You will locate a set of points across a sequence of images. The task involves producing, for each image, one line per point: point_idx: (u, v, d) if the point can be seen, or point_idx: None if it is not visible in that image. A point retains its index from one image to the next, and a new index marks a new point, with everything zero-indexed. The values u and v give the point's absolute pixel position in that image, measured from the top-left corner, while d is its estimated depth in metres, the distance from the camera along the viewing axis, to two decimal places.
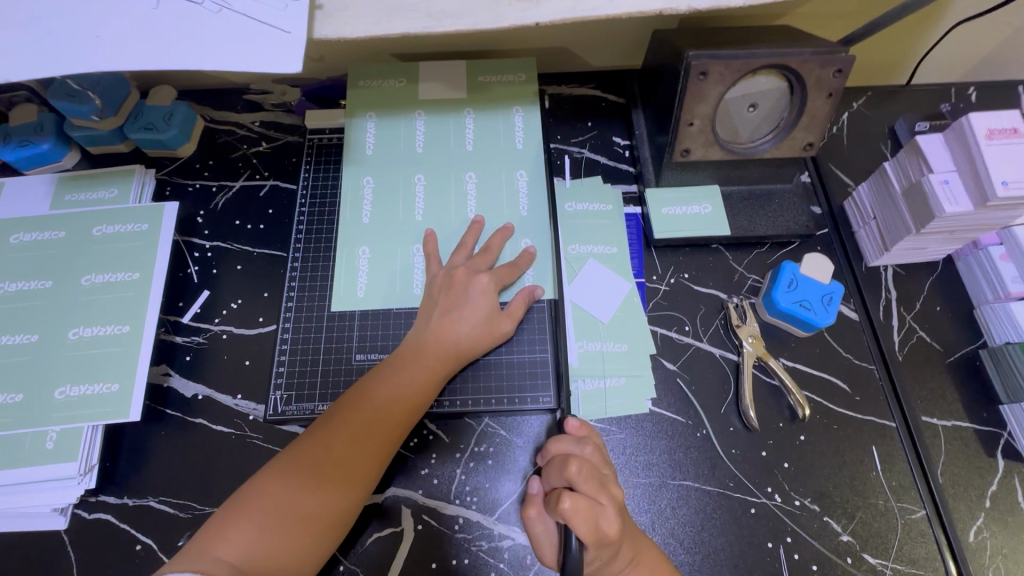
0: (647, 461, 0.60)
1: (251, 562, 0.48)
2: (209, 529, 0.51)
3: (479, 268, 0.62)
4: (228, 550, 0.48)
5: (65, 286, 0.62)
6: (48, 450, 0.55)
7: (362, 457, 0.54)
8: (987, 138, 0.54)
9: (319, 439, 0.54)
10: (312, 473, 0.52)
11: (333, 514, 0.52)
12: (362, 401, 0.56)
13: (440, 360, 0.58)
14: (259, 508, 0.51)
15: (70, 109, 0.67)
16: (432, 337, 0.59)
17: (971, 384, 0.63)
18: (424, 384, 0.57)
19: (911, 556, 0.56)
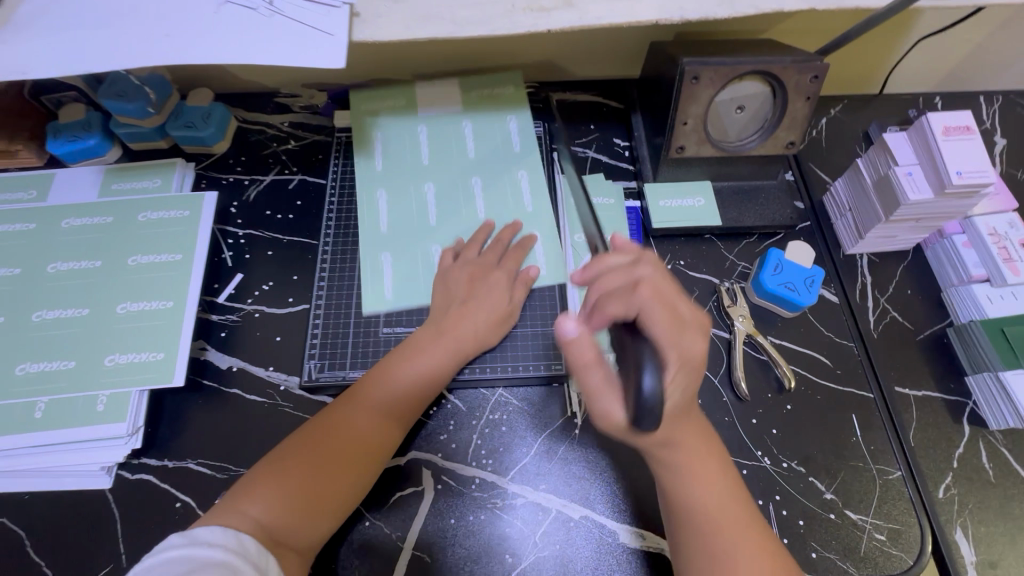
0: None
1: (276, 519, 0.52)
2: (236, 488, 0.54)
3: (492, 264, 0.70)
4: (255, 507, 0.52)
5: (113, 265, 0.67)
6: (99, 411, 0.60)
7: (382, 430, 0.59)
8: (944, 134, 0.62)
9: (344, 413, 0.59)
10: (337, 442, 0.57)
11: (355, 480, 0.57)
12: (384, 379, 0.61)
13: (459, 346, 0.64)
14: (289, 472, 0.55)
15: (118, 108, 0.72)
16: (451, 325, 0.65)
17: (939, 359, 0.69)
18: (442, 367, 0.63)
19: (888, 512, 0.61)
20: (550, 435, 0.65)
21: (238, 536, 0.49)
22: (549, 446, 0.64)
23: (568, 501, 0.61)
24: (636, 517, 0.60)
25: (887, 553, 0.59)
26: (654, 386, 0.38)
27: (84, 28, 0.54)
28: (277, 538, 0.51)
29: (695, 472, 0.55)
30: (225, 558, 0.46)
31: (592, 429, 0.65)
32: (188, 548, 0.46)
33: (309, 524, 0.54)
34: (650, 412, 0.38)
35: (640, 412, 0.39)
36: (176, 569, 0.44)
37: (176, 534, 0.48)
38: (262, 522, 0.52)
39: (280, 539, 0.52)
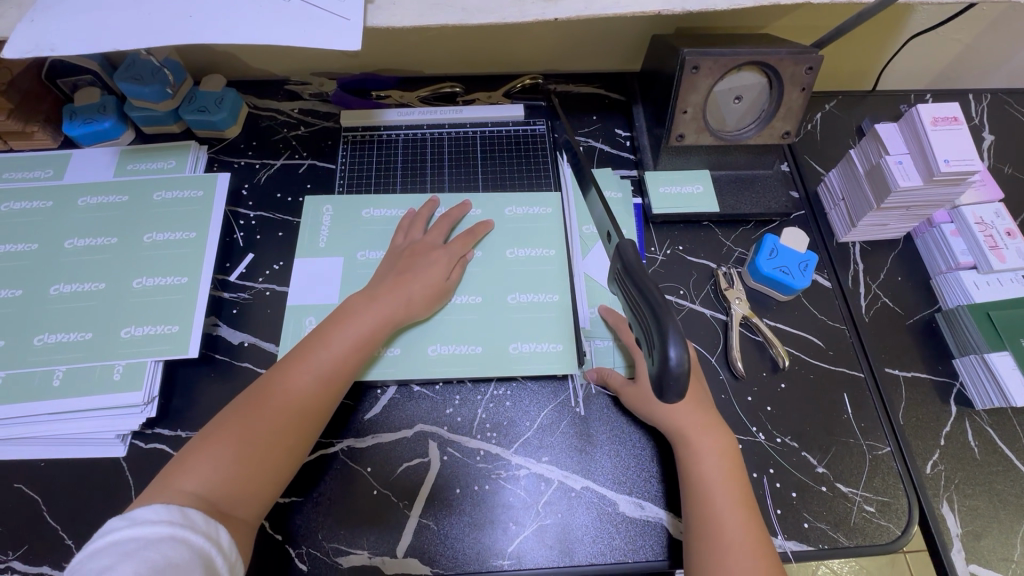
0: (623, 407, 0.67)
1: (215, 492, 0.51)
2: (170, 465, 0.52)
3: (434, 242, 0.71)
4: (192, 482, 0.50)
5: (129, 242, 0.69)
6: (116, 380, 0.62)
7: (315, 399, 0.58)
8: (932, 124, 0.64)
9: (276, 384, 0.57)
10: (273, 408, 0.56)
11: (295, 443, 0.56)
12: (316, 349, 0.60)
13: (388, 313, 0.64)
14: (224, 442, 0.53)
15: (134, 92, 0.75)
16: (378, 295, 0.65)
17: (928, 343, 0.72)
18: (373, 332, 0.63)
19: (877, 486, 0.63)
20: (551, 411, 0.67)
21: (183, 510, 0.47)
22: (551, 421, 0.66)
23: (569, 473, 0.63)
24: (635, 488, 0.63)
25: (875, 524, 0.61)
26: (680, 357, 0.35)
27: (105, 8, 0.55)
28: (220, 508, 0.50)
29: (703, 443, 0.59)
30: (175, 531, 0.45)
31: (592, 404, 0.67)
32: (131, 528, 0.44)
33: (248, 497, 0.52)
34: (674, 383, 0.36)
35: (664, 383, 0.36)
36: (123, 550, 0.43)
37: (119, 516, 0.46)
38: (199, 496, 0.50)
39: (223, 513, 0.50)
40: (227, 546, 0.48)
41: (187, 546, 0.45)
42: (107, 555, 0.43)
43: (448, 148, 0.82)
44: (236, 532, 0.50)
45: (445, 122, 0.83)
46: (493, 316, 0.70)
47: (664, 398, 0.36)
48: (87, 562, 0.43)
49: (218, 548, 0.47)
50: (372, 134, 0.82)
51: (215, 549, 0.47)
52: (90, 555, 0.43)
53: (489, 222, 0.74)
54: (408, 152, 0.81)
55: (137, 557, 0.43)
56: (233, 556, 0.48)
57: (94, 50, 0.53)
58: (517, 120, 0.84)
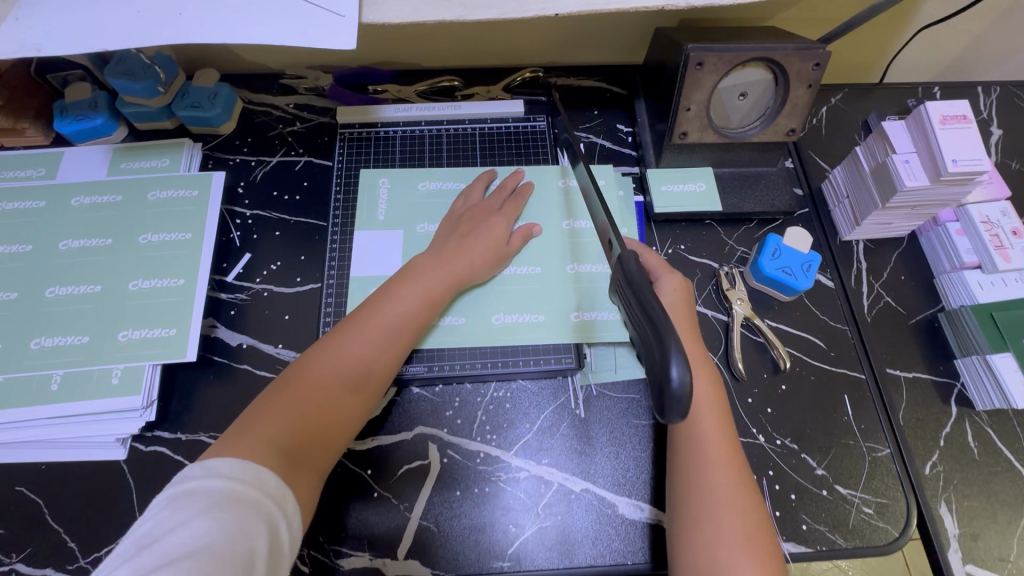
0: (621, 410, 0.67)
1: (290, 445, 0.54)
2: (250, 413, 0.56)
3: (491, 208, 0.73)
4: (271, 432, 0.53)
5: (124, 243, 0.68)
6: (114, 384, 0.61)
7: (380, 358, 0.61)
8: (941, 122, 0.63)
9: (347, 340, 0.60)
10: (344, 362, 0.59)
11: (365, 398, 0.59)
12: (382, 310, 0.63)
13: (450, 276, 0.66)
14: (301, 393, 0.57)
15: (125, 87, 0.73)
16: (440, 258, 0.67)
17: (930, 343, 0.71)
18: (435, 295, 0.65)
19: (876, 487, 0.64)
20: (552, 413, 0.67)
21: (256, 469, 0.50)
22: (551, 423, 0.66)
23: (569, 474, 0.64)
24: (634, 490, 0.63)
25: (874, 526, 0.62)
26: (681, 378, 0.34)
27: (91, 6, 0.53)
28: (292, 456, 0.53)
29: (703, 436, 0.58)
30: (244, 492, 0.48)
31: (592, 406, 0.67)
32: (206, 483, 0.47)
33: (317, 452, 0.56)
34: (675, 404, 0.35)
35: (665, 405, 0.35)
36: (196, 504, 0.45)
37: (195, 465, 0.49)
38: (276, 447, 0.53)
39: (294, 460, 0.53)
40: (291, 506, 0.51)
41: (255, 507, 0.47)
42: (182, 506, 0.45)
43: (447, 145, 0.80)
44: (305, 486, 0.53)
45: (443, 118, 0.81)
46: (494, 315, 0.69)
47: (664, 418, 0.35)
48: (163, 510, 0.45)
49: (284, 506, 0.50)
50: (368, 131, 0.81)
51: (279, 509, 0.49)
52: (166, 503, 0.46)
53: (531, 184, 0.76)
54: (406, 150, 0.80)
55: (211, 513, 0.45)
56: (297, 513, 0.51)
57: (83, 50, 0.52)
58: (516, 116, 0.82)
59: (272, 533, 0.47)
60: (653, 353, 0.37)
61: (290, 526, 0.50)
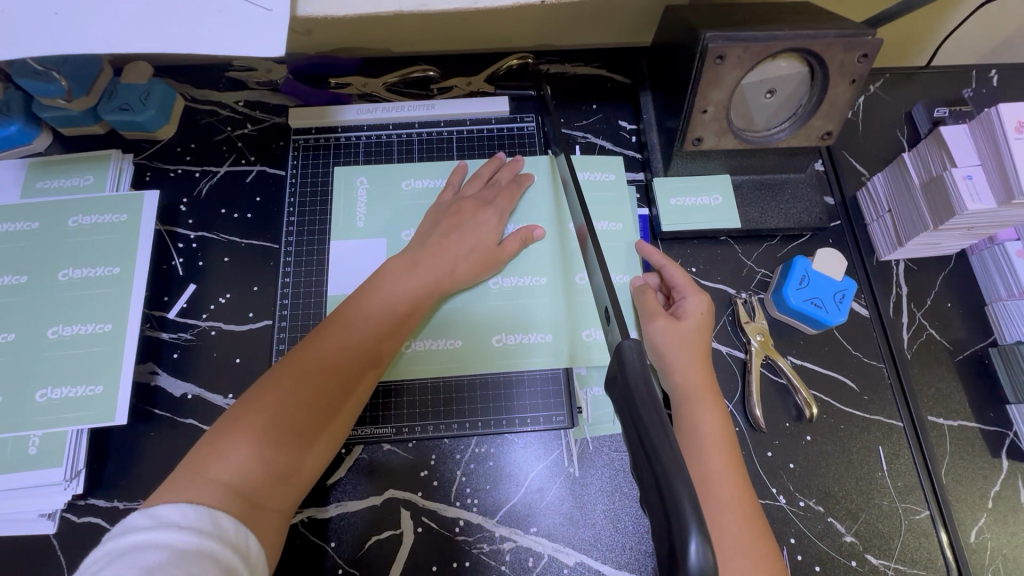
0: (619, 467, 0.58)
1: (252, 484, 0.45)
2: (200, 446, 0.46)
3: (484, 200, 0.63)
4: (228, 469, 0.45)
5: (41, 281, 0.59)
6: (31, 455, 0.53)
7: (356, 371, 0.52)
8: (1016, 131, 0.52)
9: (316, 351, 0.51)
10: (313, 380, 0.50)
11: (338, 420, 0.51)
12: (355, 317, 0.54)
13: (434, 278, 0.57)
14: (262, 421, 0.47)
15: (36, 88, 0.61)
16: (421, 259, 0.58)
17: (978, 383, 0.62)
18: (418, 298, 0.56)
19: (913, 557, 0.55)
20: (543, 471, 0.58)
21: (213, 514, 0.41)
22: (542, 483, 0.58)
23: (561, 544, 0.56)
24: (635, 562, 0.55)
25: None
26: (700, 561, 0.27)
27: None
28: (254, 501, 0.45)
29: (721, 494, 0.48)
30: (201, 543, 0.39)
31: (588, 464, 0.58)
32: (156, 533, 0.39)
33: (284, 487, 0.47)
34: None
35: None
36: (144, 561, 0.37)
37: (141, 512, 0.40)
38: (235, 488, 0.44)
39: (257, 504, 0.45)
40: (255, 555, 0.43)
41: (216, 561, 0.39)
42: (126, 564, 0.37)
43: (419, 151, 0.69)
44: (269, 531, 0.45)
45: (414, 120, 0.70)
46: (474, 359, 0.60)
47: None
48: (105, 568, 0.37)
49: (247, 560, 0.41)
50: (327, 136, 0.69)
51: (241, 565, 0.41)
52: (108, 559, 0.38)
53: (529, 176, 0.66)
54: (370, 159, 0.68)
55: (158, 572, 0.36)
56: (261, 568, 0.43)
57: None
58: (501, 116, 0.70)
59: None
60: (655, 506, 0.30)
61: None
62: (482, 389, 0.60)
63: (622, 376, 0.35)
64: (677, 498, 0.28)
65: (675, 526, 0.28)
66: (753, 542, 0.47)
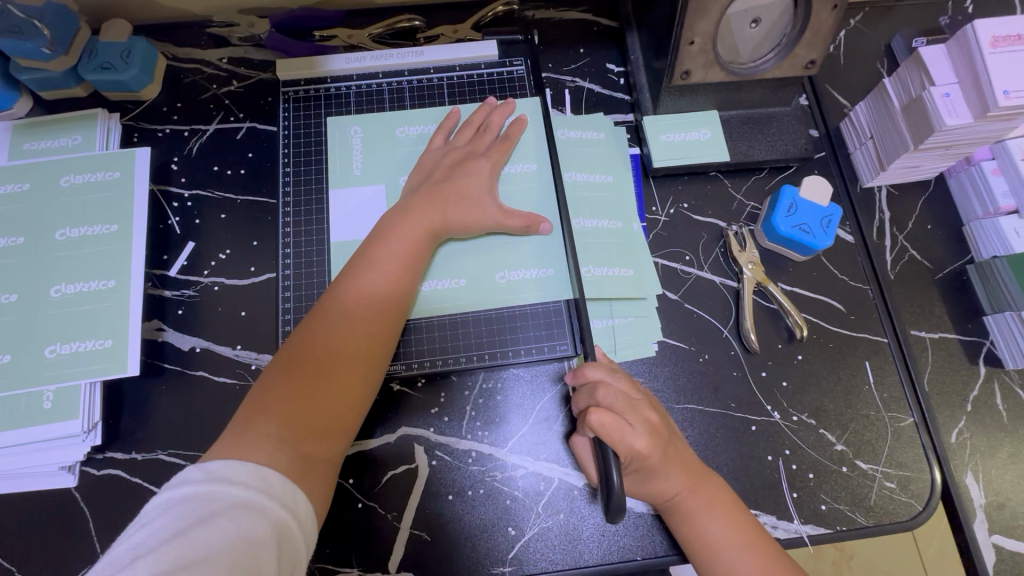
0: (652, 388, 0.61)
1: (296, 437, 0.47)
2: (240, 412, 0.48)
3: (478, 147, 0.64)
4: (275, 425, 0.47)
5: (39, 242, 0.59)
6: (45, 409, 0.55)
7: (374, 326, 0.54)
8: (991, 46, 0.55)
9: (333, 313, 0.53)
10: (331, 343, 0.51)
11: (365, 377, 0.52)
12: (365, 273, 0.55)
13: (431, 223, 0.58)
14: (290, 386, 0.49)
15: (14, 48, 0.60)
16: (414, 209, 0.59)
17: (957, 298, 0.65)
18: (420, 245, 0.58)
19: (899, 460, 0.59)
20: (549, 402, 0.60)
21: (261, 472, 0.43)
22: (549, 415, 0.60)
23: (570, 469, 0.58)
24: None
25: (897, 501, 0.58)
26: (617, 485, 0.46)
27: None
28: (301, 453, 0.46)
29: (693, 504, 0.52)
30: (250, 497, 0.41)
31: None
32: (207, 487, 0.40)
33: (328, 438, 0.49)
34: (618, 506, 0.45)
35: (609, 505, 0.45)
36: (196, 511, 0.39)
37: (194, 466, 0.42)
38: (281, 441, 0.46)
39: (305, 456, 0.47)
40: (305, 508, 0.44)
41: (263, 514, 0.41)
42: (180, 513, 0.39)
43: (410, 98, 0.69)
44: (319, 482, 0.47)
45: (403, 68, 0.70)
46: (478, 299, 0.62)
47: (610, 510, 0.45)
48: (159, 516, 0.39)
49: (297, 512, 0.43)
50: (316, 87, 0.69)
51: (291, 519, 0.42)
52: (164, 507, 0.39)
53: (521, 117, 0.66)
54: (362, 108, 0.68)
55: (212, 521, 0.38)
56: (312, 521, 0.45)
57: None
58: (489, 61, 0.71)
59: (283, 539, 0.41)
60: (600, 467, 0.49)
61: (305, 536, 0.43)
62: (486, 328, 0.62)
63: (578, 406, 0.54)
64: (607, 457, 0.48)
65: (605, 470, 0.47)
66: (743, 532, 0.52)
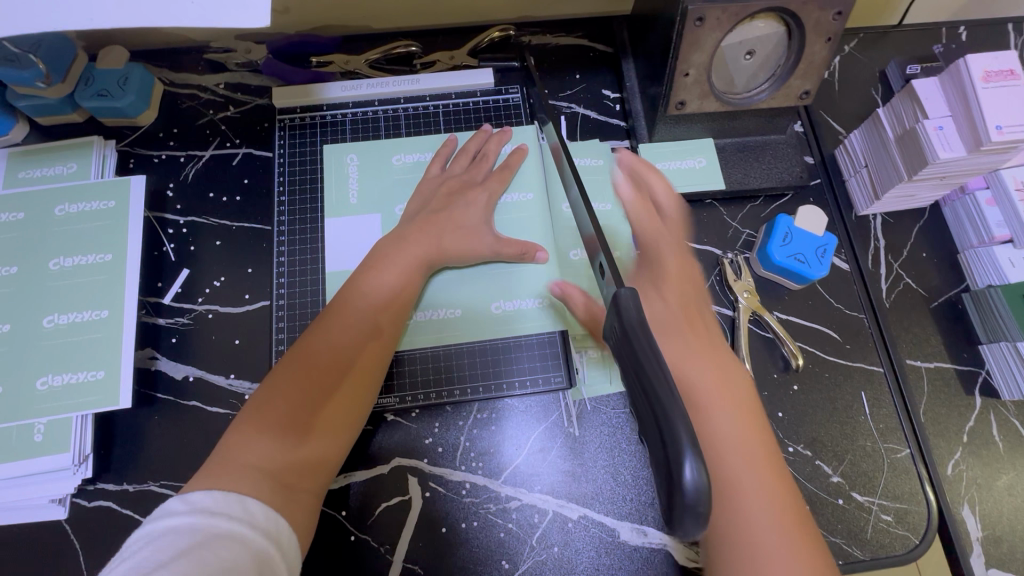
0: None
1: (281, 465, 0.47)
2: (225, 437, 0.48)
3: (470, 176, 0.64)
4: (258, 454, 0.46)
5: (32, 271, 0.59)
6: (37, 442, 0.54)
7: (365, 351, 0.54)
8: (983, 81, 0.56)
9: (325, 336, 0.53)
10: (321, 367, 0.51)
11: (352, 402, 0.52)
12: (357, 297, 0.56)
13: (425, 253, 0.59)
14: (277, 411, 0.49)
15: (11, 77, 0.60)
16: (410, 237, 0.59)
17: (953, 328, 0.65)
18: (415, 273, 0.58)
19: (895, 492, 0.59)
20: (543, 432, 0.60)
21: (243, 502, 0.43)
22: (543, 445, 0.60)
23: (564, 501, 0.58)
24: (637, 515, 0.57)
25: (893, 534, 0.57)
26: (695, 480, 0.30)
27: None
28: (285, 482, 0.46)
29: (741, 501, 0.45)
30: (232, 528, 0.41)
31: (586, 423, 0.60)
32: (191, 518, 0.40)
33: (313, 466, 0.49)
34: (691, 511, 0.30)
35: (677, 510, 0.30)
36: (174, 543, 0.39)
37: (175, 498, 0.42)
38: (264, 470, 0.46)
39: (288, 485, 0.47)
40: (289, 539, 0.44)
41: (243, 544, 0.40)
42: (160, 545, 0.38)
43: (407, 125, 0.69)
44: (302, 511, 0.47)
45: (399, 95, 0.70)
46: (474, 327, 0.62)
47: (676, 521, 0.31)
48: (139, 549, 0.38)
49: (280, 543, 0.43)
50: (312, 115, 0.69)
51: (274, 551, 0.42)
52: (145, 541, 0.39)
53: (522, 147, 0.67)
54: (358, 135, 0.68)
55: (193, 552, 0.38)
56: (296, 551, 0.45)
57: None
58: (485, 88, 0.71)
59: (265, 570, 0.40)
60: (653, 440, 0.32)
61: (287, 566, 0.43)
62: (480, 356, 0.62)
63: (622, 325, 0.36)
64: (673, 426, 0.31)
65: (671, 454, 0.31)
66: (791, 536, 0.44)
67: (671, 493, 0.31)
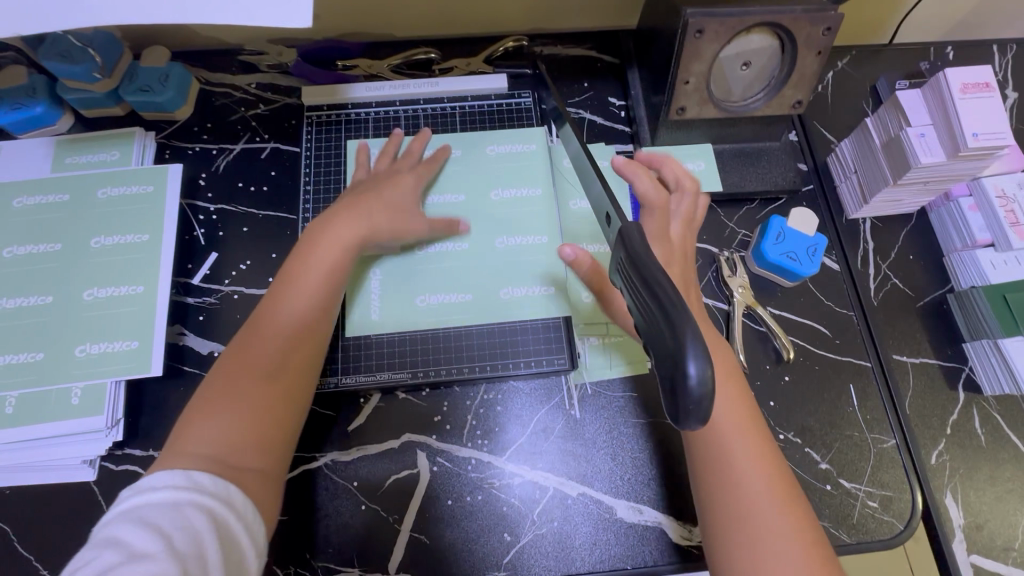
0: (646, 402, 0.64)
1: (226, 448, 0.47)
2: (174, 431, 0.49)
3: None
4: (207, 441, 0.47)
5: (75, 248, 0.64)
6: (73, 405, 0.58)
7: (300, 331, 0.55)
8: (961, 92, 0.60)
9: (261, 324, 0.54)
10: (258, 354, 0.52)
11: (292, 381, 0.53)
12: (290, 280, 0.56)
13: (355, 236, 0.60)
14: (220, 400, 0.50)
15: (66, 71, 0.65)
16: (340, 218, 0.60)
17: (938, 326, 0.68)
18: (347, 253, 0.59)
19: (881, 480, 0.62)
20: (545, 413, 0.63)
21: (212, 472, 0.45)
22: (546, 425, 0.63)
23: (564, 478, 0.61)
24: (632, 493, 0.60)
25: (879, 519, 0.60)
26: (699, 378, 0.35)
27: None
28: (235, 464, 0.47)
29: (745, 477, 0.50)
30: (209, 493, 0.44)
31: (586, 405, 0.64)
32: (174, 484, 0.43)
33: (263, 448, 0.49)
34: (695, 407, 0.36)
35: (684, 412, 0.36)
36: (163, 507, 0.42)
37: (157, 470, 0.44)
38: (213, 455, 0.46)
39: (237, 465, 0.47)
40: (242, 510, 0.45)
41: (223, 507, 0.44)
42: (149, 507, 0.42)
43: (425, 125, 0.74)
44: (256, 487, 0.48)
45: (419, 97, 0.75)
46: (483, 312, 0.65)
47: (682, 416, 0.36)
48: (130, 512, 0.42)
49: (238, 511, 0.45)
50: (338, 113, 0.74)
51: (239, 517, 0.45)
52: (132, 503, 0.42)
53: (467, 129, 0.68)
54: (379, 133, 0.73)
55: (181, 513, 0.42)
56: (258, 520, 0.46)
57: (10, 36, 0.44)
58: (500, 92, 0.76)
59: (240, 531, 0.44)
60: (665, 343, 0.37)
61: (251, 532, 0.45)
62: (488, 340, 0.65)
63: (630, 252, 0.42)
64: (680, 335, 0.36)
65: (676, 359, 0.35)
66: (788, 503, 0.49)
67: (678, 392, 0.36)
